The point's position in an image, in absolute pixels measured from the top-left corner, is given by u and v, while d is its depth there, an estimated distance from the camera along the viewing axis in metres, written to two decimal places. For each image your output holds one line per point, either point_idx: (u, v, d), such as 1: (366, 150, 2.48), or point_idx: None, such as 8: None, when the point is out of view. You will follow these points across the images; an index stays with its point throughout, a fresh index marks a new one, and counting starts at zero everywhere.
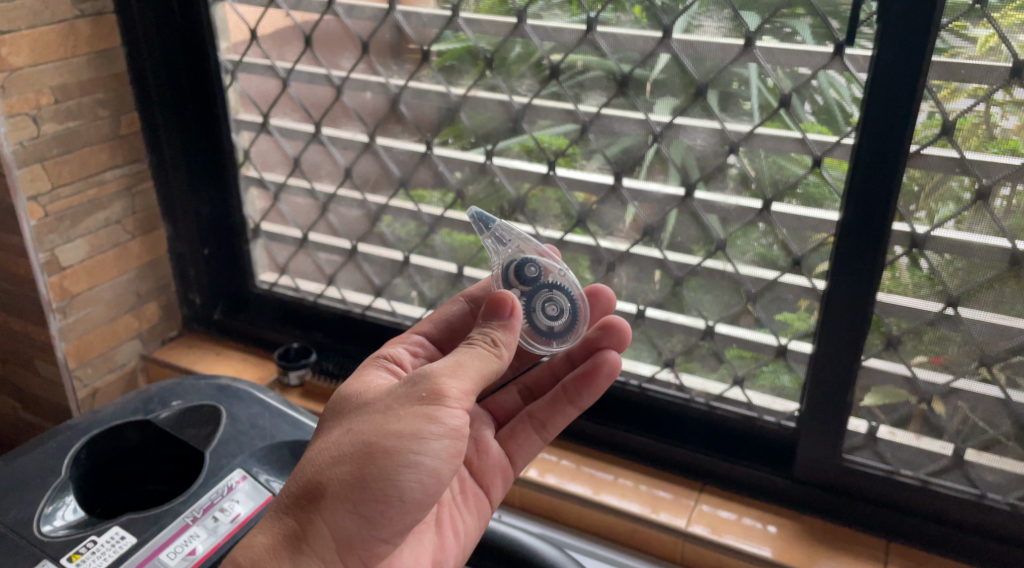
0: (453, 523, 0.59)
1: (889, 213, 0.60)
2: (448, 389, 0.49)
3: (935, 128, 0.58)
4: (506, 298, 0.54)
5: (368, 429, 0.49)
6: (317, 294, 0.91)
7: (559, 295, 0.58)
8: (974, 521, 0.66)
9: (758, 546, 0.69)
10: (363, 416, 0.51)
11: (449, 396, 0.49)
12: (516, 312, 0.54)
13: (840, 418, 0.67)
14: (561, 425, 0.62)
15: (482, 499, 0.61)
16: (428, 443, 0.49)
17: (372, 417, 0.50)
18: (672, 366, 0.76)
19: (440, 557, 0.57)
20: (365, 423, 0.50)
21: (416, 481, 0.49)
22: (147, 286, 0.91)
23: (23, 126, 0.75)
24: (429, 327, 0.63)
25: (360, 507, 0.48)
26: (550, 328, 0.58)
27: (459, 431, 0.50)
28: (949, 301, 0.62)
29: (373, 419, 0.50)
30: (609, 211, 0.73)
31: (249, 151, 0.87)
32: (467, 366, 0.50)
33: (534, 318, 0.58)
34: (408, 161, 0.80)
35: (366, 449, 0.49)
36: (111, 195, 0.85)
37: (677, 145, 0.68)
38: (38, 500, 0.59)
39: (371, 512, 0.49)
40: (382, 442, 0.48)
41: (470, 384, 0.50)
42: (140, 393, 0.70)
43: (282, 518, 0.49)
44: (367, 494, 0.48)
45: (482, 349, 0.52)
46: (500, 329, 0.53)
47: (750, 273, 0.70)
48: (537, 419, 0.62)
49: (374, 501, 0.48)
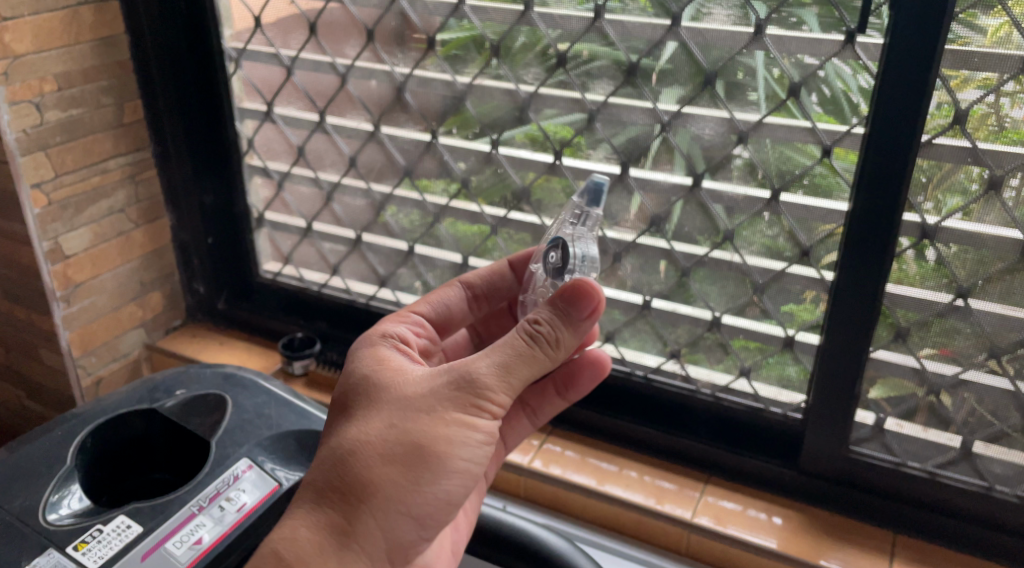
0: None
1: (899, 204, 0.60)
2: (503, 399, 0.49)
3: (946, 118, 0.58)
4: (579, 291, 0.50)
5: (421, 432, 0.49)
6: (321, 284, 0.91)
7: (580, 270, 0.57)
8: (982, 513, 0.65)
9: (764, 537, 0.69)
10: (409, 414, 0.50)
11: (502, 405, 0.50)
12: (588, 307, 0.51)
13: (848, 409, 0.67)
14: (551, 414, 0.63)
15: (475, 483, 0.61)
16: (476, 450, 0.50)
17: (421, 418, 0.49)
18: (678, 357, 0.76)
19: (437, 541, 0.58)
20: (415, 423, 0.49)
21: (461, 483, 0.50)
22: (151, 275, 0.91)
23: (27, 113, 0.74)
24: (426, 309, 0.61)
25: (412, 508, 0.49)
26: None
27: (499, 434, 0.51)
28: (958, 293, 0.62)
29: (423, 421, 0.49)
30: (615, 201, 0.73)
31: (253, 139, 0.87)
32: (524, 373, 0.50)
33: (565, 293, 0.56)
34: (413, 150, 0.79)
35: (420, 456, 0.49)
36: (114, 183, 0.84)
37: (684, 134, 0.67)
38: (44, 489, 0.59)
39: (423, 513, 0.50)
40: (439, 446, 0.49)
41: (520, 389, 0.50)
42: (145, 382, 0.70)
43: (320, 510, 0.49)
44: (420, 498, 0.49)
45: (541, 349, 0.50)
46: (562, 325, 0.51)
47: (757, 264, 0.69)
48: (529, 405, 0.62)
49: (424, 503, 0.49)
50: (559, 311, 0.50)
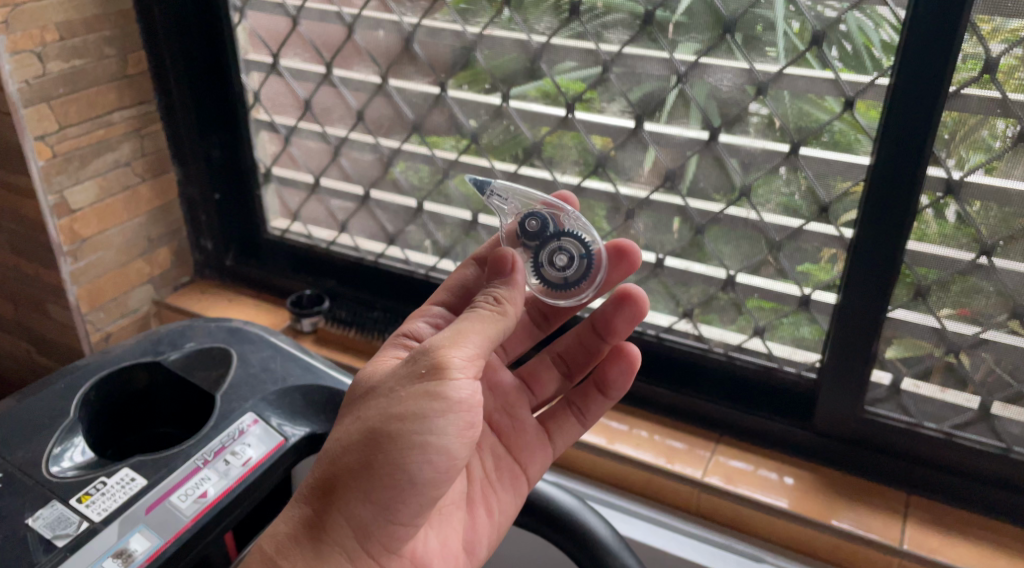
0: (486, 501, 0.59)
1: (922, 159, 0.58)
2: (447, 359, 0.48)
3: (974, 69, 0.55)
4: (506, 256, 0.52)
5: (373, 415, 0.48)
6: (330, 241, 0.90)
7: (567, 242, 0.56)
8: (997, 474, 0.65)
9: (774, 497, 0.68)
10: (370, 402, 0.49)
11: (449, 367, 0.47)
12: (517, 269, 0.52)
13: (863, 369, 0.66)
14: (599, 414, 0.63)
15: (518, 474, 0.60)
16: (434, 423, 0.47)
17: (385, 404, 0.48)
18: (690, 317, 0.75)
19: (472, 538, 0.57)
20: (371, 409, 0.48)
21: (427, 463, 0.48)
22: (159, 230, 0.90)
23: (28, 63, 0.73)
24: (446, 296, 0.60)
25: (370, 493, 0.47)
26: (563, 278, 0.57)
27: (469, 405, 0.48)
28: (982, 251, 0.60)
29: (377, 404, 0.48)
30: (629, 156, 0.71)
31: (259, 93, 0.85)
32: (468, 332, 0.49)
33: (545, 272, 0.57)
34: (421, 103, 0.78)
35: (389, 440, 0.47)
36: (119, 136, 0.83)
37: (701, 86, 0.65)
38: (48, 440, 0.59)
39: (386, 498, 0.48)
40: (421, 423, 0.47)
41: (479, 350, 0.49)
42: (148, 335, 0.69)
43: (300, 504, 0.49)
44: (376, 480, 0.47)
45: (487, 309, 0.51)
46: (503, 287, 0.52)
47: (774, 221, 0.67)
48: (574, 405, 0.62)
49: (385, 487, 0.47)
50: (504, 281, 0.52)
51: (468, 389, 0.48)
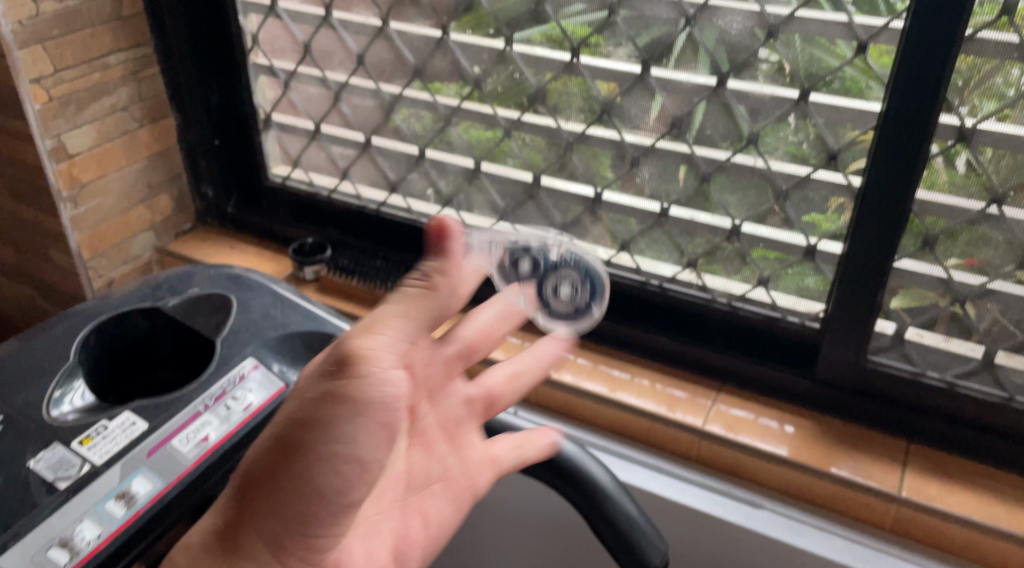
0: (422, 511, 0.59)
1: (935, 105, 0.56)
2: (356, 352, 0.47)
3: (991, 12, 0.54)
4: (445, 223, 0.48)
5: (287, 413, 0.47)
6: (332, 189, 0.89)
7: (566, 272, 0.59)
8: (998, 424, 0.65)
9: (775, 446, 0.68)
10: (282, 409, 0.48)
11: (358, 365, 0.47)
12: (456, 236, 0.48)
13: (867, 318, 0.65)
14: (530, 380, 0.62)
15: (452, 473, 0.60)
16: (343, 431, 0.47)
17: (294, 411, 0.47)
18: (695, 267, 0.74)
19: (404, 545, 0.58)
20: (287, 409, 0.48)
21: (333, 474, 0.48)
22: (159, 177, 0.89)
23: (22, 3, 0.71)
24: None
25: (274, 507, 0.47)
26: (571, 307, 0.60)
27: (383, 404, 0.48)
28: (992, 200, 0.59)
29: (286, 405, 0.48)
30: (635, 103, 0.69)
31: (258, 36, 0.83)
32: (382, 321, 0.48)
33: (550, 301, 0.60)
34: (423, 48, 0.76)
35: (287, 447, 0.47)
36: (116, 80, 0.81)
37: (710, 29, 0.64)
38: (48, 384, 0.59)
39: (293, 512, 0.48)
40: (327, 432, 0.47)
41: (406, 334, 0.48)
42: (148, 280, 0.69)
43: (210, 517, 0.49)
44: (282, 490, 0.47)
45: (415, 287, 0.48)
46: (433, 261, 0.48)
47: (781, 169, 0.66)
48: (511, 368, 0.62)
49: (293, 501, 0.47)
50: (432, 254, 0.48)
51: (383, 387, 0.47)
